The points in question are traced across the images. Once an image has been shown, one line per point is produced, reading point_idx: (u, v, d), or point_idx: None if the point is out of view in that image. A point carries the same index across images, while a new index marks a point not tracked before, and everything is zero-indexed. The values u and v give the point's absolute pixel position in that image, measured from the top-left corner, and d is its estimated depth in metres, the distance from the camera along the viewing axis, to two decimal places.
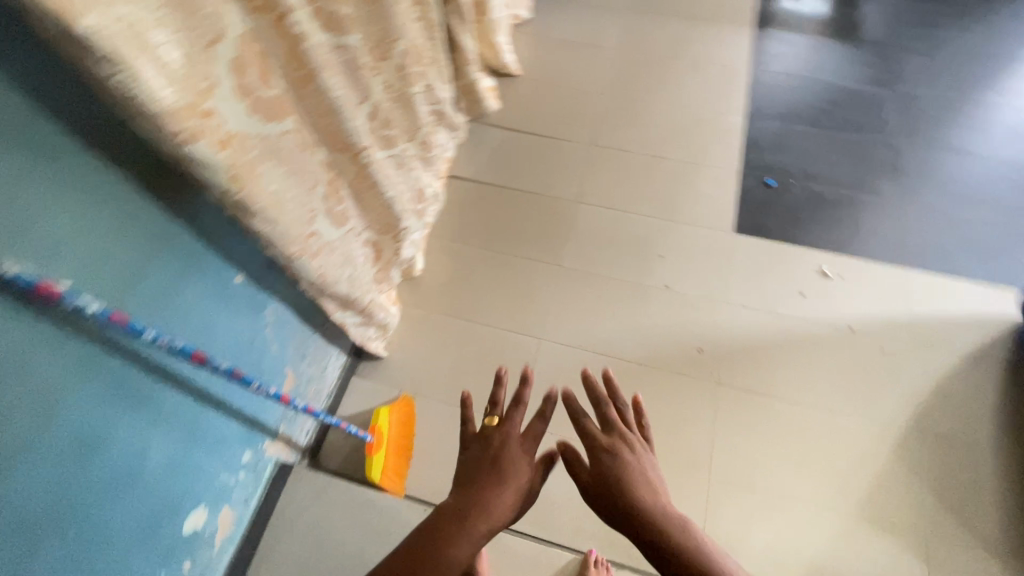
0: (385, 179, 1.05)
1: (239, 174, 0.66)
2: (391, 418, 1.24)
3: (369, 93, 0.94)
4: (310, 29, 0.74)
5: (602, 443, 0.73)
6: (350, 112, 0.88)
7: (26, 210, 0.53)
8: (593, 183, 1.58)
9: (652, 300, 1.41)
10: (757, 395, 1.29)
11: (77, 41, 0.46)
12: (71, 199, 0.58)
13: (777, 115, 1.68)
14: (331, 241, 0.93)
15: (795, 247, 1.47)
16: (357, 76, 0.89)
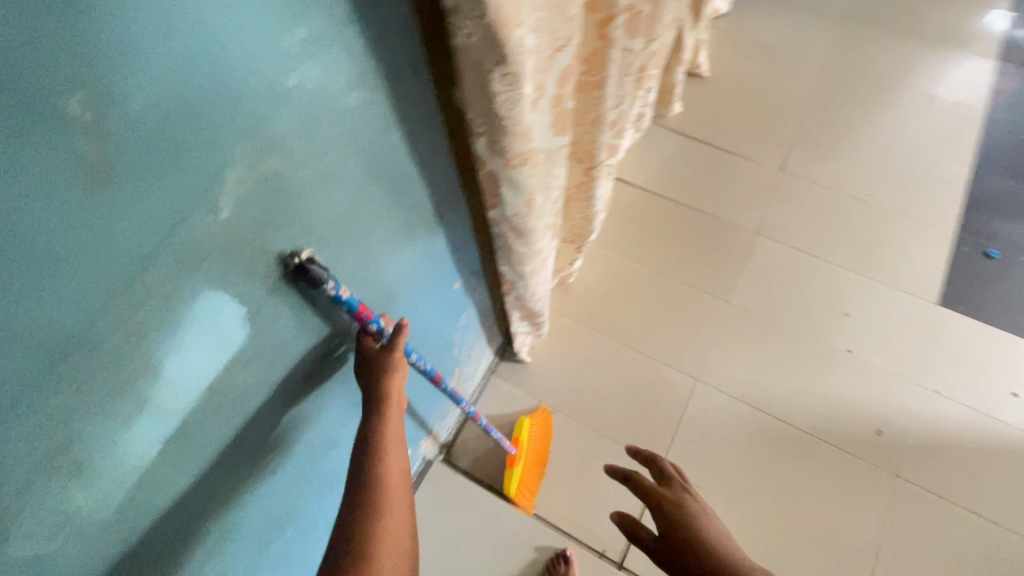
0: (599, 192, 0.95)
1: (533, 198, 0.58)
2: (531, 431, 1.20)
3: (621, 102, 0.84)
4: (619, 31, 0.63)
5: (663, 495, 0.68)
6: (607, 122, 0.78)
7: (358, 221, 0.50)
8: (777, 216, 1.43)
9: (833, 363, 1.25)
10: (939, 498, 1.14)
11: (493, 50, 0.39)
12: (387, 207, 0.53)
13: (1009, 173, 1.44)
14: (546, 256, 0.85)
15: (1012, 335, 1.26)
16: (624, 82, 0.78)
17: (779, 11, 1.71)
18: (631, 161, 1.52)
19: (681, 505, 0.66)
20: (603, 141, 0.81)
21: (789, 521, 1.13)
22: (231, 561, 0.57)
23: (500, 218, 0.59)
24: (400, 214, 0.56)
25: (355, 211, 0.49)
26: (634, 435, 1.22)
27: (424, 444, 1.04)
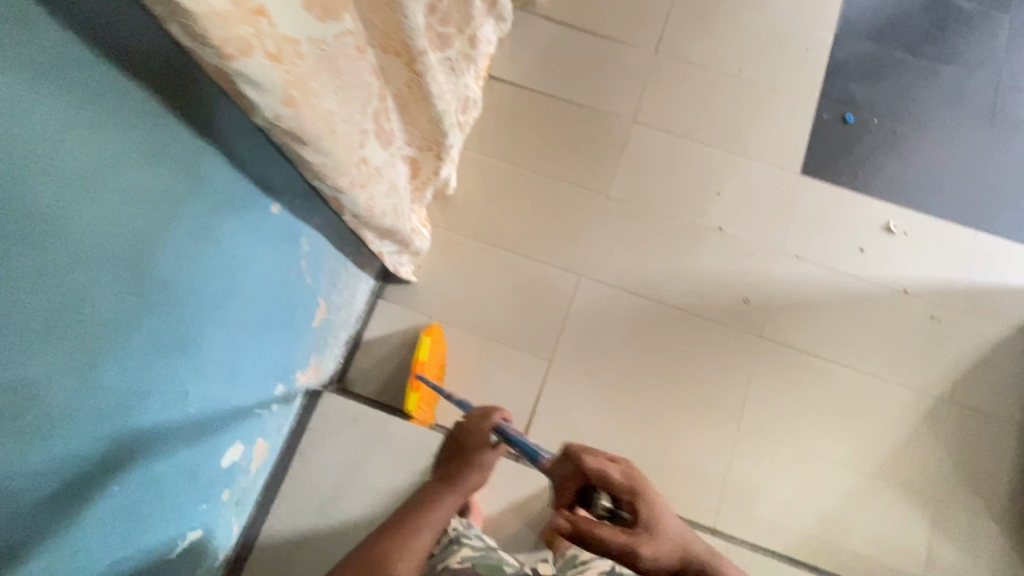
0: (437, 90, 0.88)
1: (294, 97, 0.51)
2: (432, 351, 1.19)
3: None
4: None
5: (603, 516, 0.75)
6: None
7: (53, 135, 0.41)
8: (653, 101, 1.41)
9: (704, 242, 1.31)
10: (798, 352, 1.25)
11: None
12: (96, 117, 0.44)
13: (870, 34, 1.45)
14: (378, 165, 0.79)
15: (862, 195, 1.34)
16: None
17: None
18: (503, 56, 1.43)
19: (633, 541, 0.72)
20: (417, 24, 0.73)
21: (669, 392, 1.22)
22: (44, 542, 0.50)
23: (265, 123, 0.52)
24: (125, 130, 0.47)
25: (43, 124, 0.40)
26: (524, 338, 1.26)
27: (302, 376, 1.01)
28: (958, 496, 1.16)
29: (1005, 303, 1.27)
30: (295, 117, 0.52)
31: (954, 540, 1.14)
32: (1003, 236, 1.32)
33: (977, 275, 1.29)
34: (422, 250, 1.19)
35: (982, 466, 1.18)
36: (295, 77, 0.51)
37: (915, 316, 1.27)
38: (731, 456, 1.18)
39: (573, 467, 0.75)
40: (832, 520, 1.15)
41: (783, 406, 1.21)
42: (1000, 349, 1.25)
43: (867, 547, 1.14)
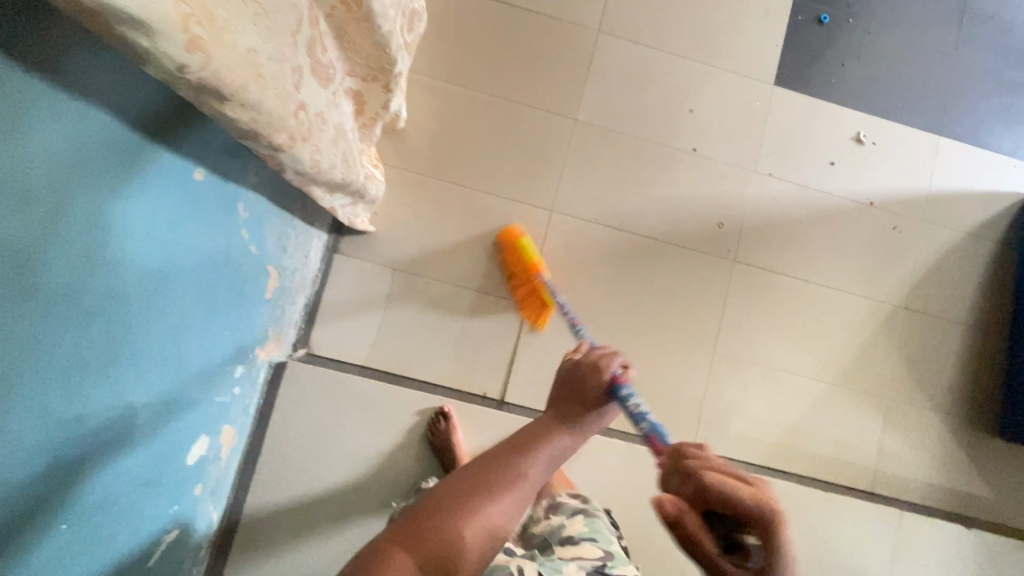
0: (379, 6, 0.72)
1: (200, 39, 0.38)
2: (418, 309, 1.16)
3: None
4: None
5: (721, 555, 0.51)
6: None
7: None
8: (619, 5, 1.25)
9: (678, 166, 1.24)
10: (770, 274, 1.25)
11: None
12: None
13: None
14: (319, 109, 0.65)
15: (835, 105, 1.29)
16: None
17: None
18: None
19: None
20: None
21: (648, 325, 1.21)
22: None
23: (167, 76, 0.39)
24: None
25: None
26: (496, 282, 1.19)
27: (262, 352, 0.92)
28: (907, 394, 1.26)
29: (962, 210, 1.30)
30: (209, 63, 0.39)
31: (903, 431, 1.25)
32: (964, 140, 1.32)
33: (939, 182, 1.30)
34: (377, 197, 1.06)
35: (930, 366, 1.27)
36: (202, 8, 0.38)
37: (880, 228, 1.28)
38: (708, 381, 1.22)
39: (692, 486, 0.54)
40: (798, 428, 1.23)
41: (756, 328, 1.24)
42: (953, 254, 1.30)
43: (829, 447, 1.23)
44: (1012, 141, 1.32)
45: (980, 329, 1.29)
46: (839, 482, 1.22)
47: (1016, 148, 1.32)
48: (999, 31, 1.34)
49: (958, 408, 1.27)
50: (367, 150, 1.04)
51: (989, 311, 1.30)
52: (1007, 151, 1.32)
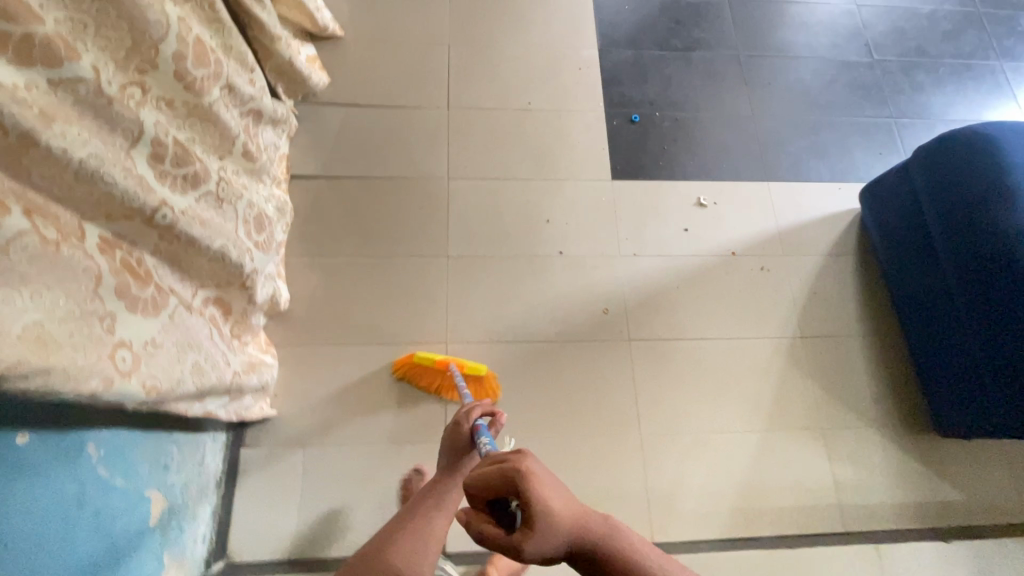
0: (202, 230, 0.81)
1: None
2: (336, 481, 1.13)
3: (142, 126, 0.70)
4: None
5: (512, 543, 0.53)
6: (109, 162, 0.63)
7: None
8: (460, 153, 1.44)
9: (550, 270, 1.34)
10: (666, 341, 1.30)
11: None
12: None
13: (627, 42, 1.61)
14: (148, 337, 0.71)
15: (670, 181, 1.46)
16: (102, 106, 0.63)
17: None
18: (298, 151, 1.39)
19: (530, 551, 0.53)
20: (132, 182, 0.67)
21: (569, 425, 1.21)
22: None
23: None
24: None
25: None
26: (408, 427, 1.19)
27: None
28: (838, 417, 1.27)
29: (812, 236, 1.43)
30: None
31: (849, 455, 1.24)
32: (789, 178, 1.50)
33: (783, 218, 1.45)
34: (267, 382, 1.09)
35: (847, 382, 1.30)
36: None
37: (749, 271, 1.38)
38: (644, 465, 1.20)
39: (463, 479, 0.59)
40: (748, 486, 1.20)
41: (672, 395, 1.26)
42: (822, 275, 1.40)
43: (784, 495, 1.20)
44: (827, 168, 1.52)
45: (875, 333, 1.35)
46: (807, 529, 1.17)
47: (834, 174, 1.51)
48: (778, 90, 1.60)
49: (889, 415, 1.28)
50: (252, 341, 1.10)
51: (875, 315, 1.37)
52: (828, 177, 1.51)
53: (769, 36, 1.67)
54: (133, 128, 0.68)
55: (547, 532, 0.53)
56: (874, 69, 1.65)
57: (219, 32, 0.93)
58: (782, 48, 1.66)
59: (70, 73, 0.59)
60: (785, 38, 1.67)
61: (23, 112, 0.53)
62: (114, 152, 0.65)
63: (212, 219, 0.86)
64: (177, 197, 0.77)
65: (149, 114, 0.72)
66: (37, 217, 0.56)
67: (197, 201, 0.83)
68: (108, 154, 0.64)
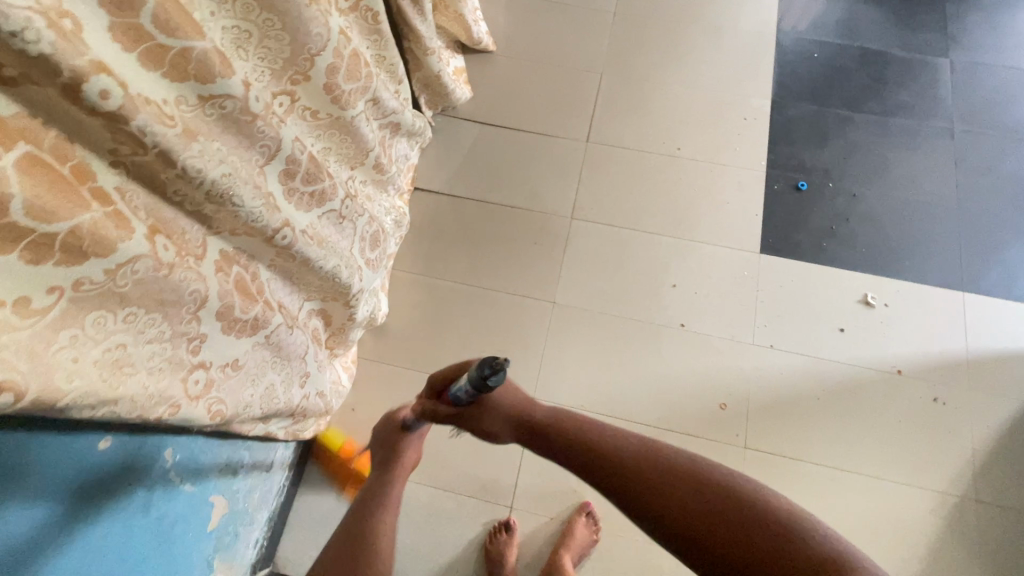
0: (319, 251, 0.78)
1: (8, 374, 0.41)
2: None
3: (280, 140, 0.66)
4: (132, 98, 0.48)
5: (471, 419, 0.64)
6: (240, 182, 0.60)
7: None
8: (591, 193, 1.32)
9: (665, 343, 1.18)
10: (791, 461, 1.08)
11: None
12: None
13: (808, 95, 1.39)
14: (231, 359, 0.68)
15: (831, 268, 1.22)
16: (245, 124, 0.61)
17: None
18: (428, 164, 1.36)
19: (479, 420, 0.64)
20: (258, 203, 0.63)
21: None
22: None
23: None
24: None
25: None
26: (475, 485, 1.09)
27: None
28: None
29: (1015, 374, 1.12)
30: (24, 395, 0.43)
31: None
32: (995, 294, 1.18)
33: (976, 342, 1.15)
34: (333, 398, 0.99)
35: None
36: (18, 350, 0.43)
37: (917, 401, 1.11)
38: None
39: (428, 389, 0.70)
40: None
41: None
42: (1020, 429, 1.08)
43: None
44: None
45: None
46: None
47: None
48: (998, 180, 1.28)
49: None
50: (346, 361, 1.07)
51: None
52: None
53: (996, 110, 1.35)
54: (270, 142, 0.65)
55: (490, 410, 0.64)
56: None
57: (376, 44, 0.90)
58: (1013, 126, 1.33)
59: (222, 92, 0.57)
60: (1021, 116, 1.34)
61: (165, 133, 0.51)
62: (247, 169, 0.63)
63: (329, 238, 0.83)
64: (299, 215, 0.74)
65: (290, 130, 0.69)
66: (158, 234, 0.55)
67: (320, 219, 0.80)
68: (242, 173, 0.61)
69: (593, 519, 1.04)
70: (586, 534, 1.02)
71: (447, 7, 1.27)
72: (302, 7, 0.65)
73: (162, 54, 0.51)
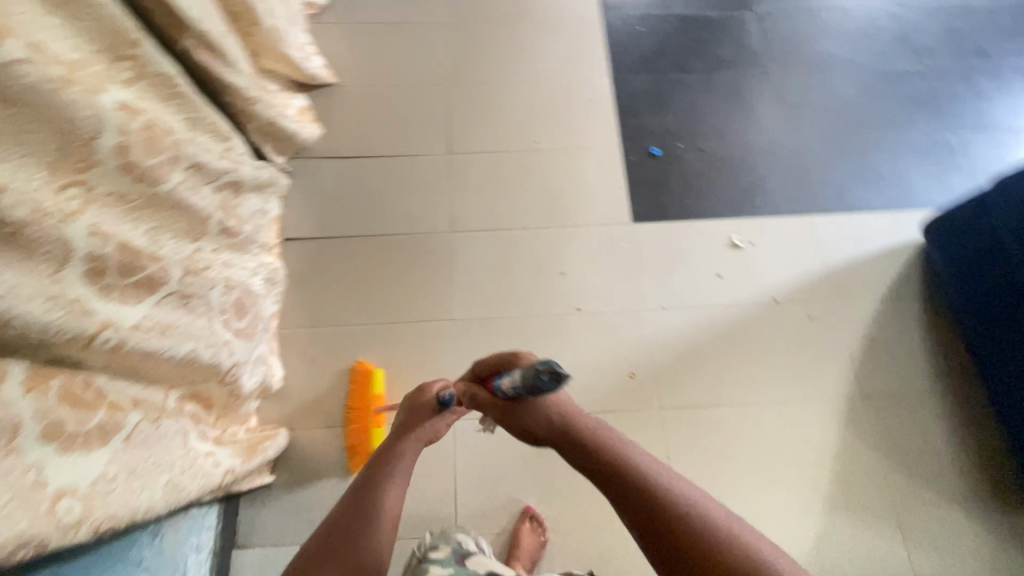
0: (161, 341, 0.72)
1: None
2: None
3: (70, 241, 0.60)
4: None
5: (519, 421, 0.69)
6: (22, 300, 0.55)
7: None
8: (463, 202, 1.32)
9: (566, 330, 1.21)
10: (703, 409, 1.15)
11: None
12: None
13: (642, 66, 1.47)
14: (99, 474, 0.62)
15: (698, 221, 1.30)
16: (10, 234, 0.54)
17: None
18: (291, 211, 1.30)
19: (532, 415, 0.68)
20: (54, 314, 0.58)
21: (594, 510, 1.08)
22: None
23: None
24: None
25: None
26: (414, 523, 1.06)
27: None
28: (911, 494, 1.09)
29: (866, 276, 1.25)
30: None
31: (926, 542, 1.05)
32: (836, 210, 1.32)
33: (831, 257, 1.27)
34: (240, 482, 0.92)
35: (920, 452, 1.12)
36: None
37: (796, 322, 1.21)
38: None
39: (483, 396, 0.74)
40: None
41: (715, 477, 1.10)
42: (881, 323, 1.22)
43: None
44: (879, 196, 1.33)
45: (948, 390, 1.16)
46: None
47: (886, 202, 1.33)
48: (815, 109, 1.43)
49: (973, 490, 1.09)
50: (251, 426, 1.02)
51: (946, 367, 1.18)
52: (880, 206, 1.33)
53: (800, 48, 1.50)
54: (59, 244, 0.59)
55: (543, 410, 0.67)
56: (926, 78, 1.46)
57: (182, 107, 0.85)
58: (816, 59, 1.49)
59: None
60: (820, 49, 1.50)
61: None
62: (31, 280, 0.56)
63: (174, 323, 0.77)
64: (128, 308, 0.69)
65: (84, 223, 0.63)
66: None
67: (155, 305, 0.74)
68: (25, 284, 0.55)
69: (538, 522, 1.05)
70: (533, 538, 1.03)
71: (267, 50, 1.20)
72: (55, 93, 0.59)
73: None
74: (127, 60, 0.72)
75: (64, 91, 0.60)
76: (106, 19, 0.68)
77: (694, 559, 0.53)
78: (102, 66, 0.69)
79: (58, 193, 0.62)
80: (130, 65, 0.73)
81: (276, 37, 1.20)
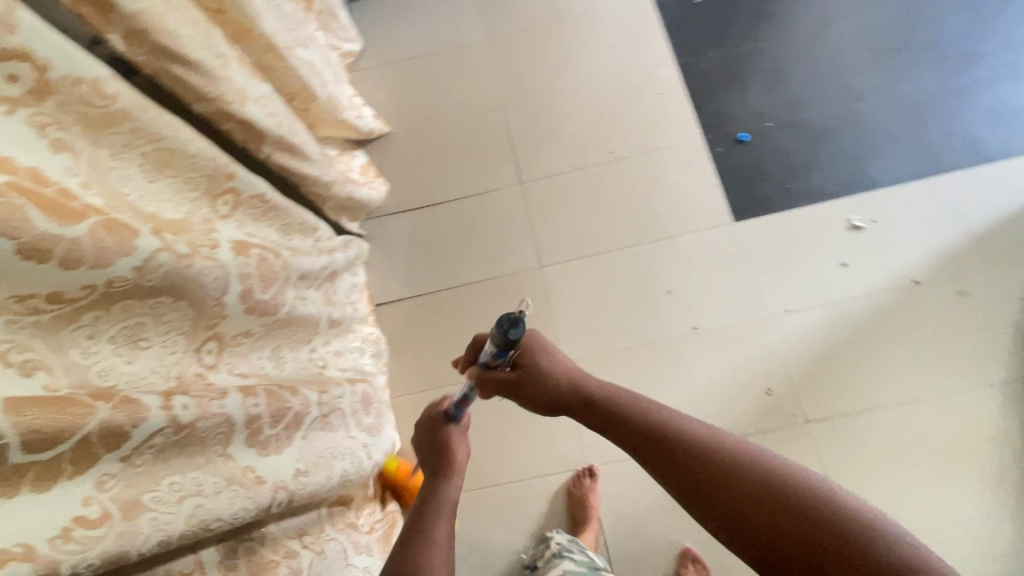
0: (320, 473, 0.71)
1: None
2: None
3: (228, 415, 0.58)
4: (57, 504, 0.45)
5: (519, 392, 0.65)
6: (201, 497, 0.56)
7: None
8: (547, 233, 1.25)
9: (686, 352, 1.13)
10: (855, 416, 1.05)
11: None
12: None
13: (708, 43, 1.34)
14: None
15: (806, 206, 1.18)
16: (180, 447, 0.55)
17: (416, 16, 1.50)
18: (376, 274, 1.27)
19: (528, 379, 0.64)
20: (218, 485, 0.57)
21: None
22: None
23: None
24: None
25: None
26: None
27: None
28: None
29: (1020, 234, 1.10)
30: None
31: None
32: (967, 163, 1.16)
33: (971, 219, 1.12)
34: None
35: None
36: None
37: (944, 303, 1.08)
38: None
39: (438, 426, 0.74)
40: None
41: (885, 489, 1.00)
42: None
43: None
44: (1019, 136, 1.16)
45: None
46: None
47: None
48: (919, 50, 1.26)
49: None
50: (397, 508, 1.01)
51: None
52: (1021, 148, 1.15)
53: None
54: (220, 425, 0.58)
55: (535, 371, 0.64)
56: None
57: (276, 218, 0.81)
58: None
59: (143, 435, 0.50)
60: None
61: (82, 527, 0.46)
62: (203, 471, 0.57)
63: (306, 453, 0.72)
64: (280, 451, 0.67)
65: (236, 395, 0.59)
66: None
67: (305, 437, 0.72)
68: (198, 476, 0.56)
69: (701, 563, 1.00)
70: None
71: (325, 120, 1.16)
72: (185, 271, 0.55)
73: (58, 460, 0.44)
74: (226, 195, 0.69)
75: (192, 265, 0.55)
76: (205, 163, 0.63)
77: (793, 551, 0.47)
78: (206, 210, 0.65)
79: (197, 353, 0.61)
80: (228, 198, 0.69)
81: (333, 106, 1.14)
